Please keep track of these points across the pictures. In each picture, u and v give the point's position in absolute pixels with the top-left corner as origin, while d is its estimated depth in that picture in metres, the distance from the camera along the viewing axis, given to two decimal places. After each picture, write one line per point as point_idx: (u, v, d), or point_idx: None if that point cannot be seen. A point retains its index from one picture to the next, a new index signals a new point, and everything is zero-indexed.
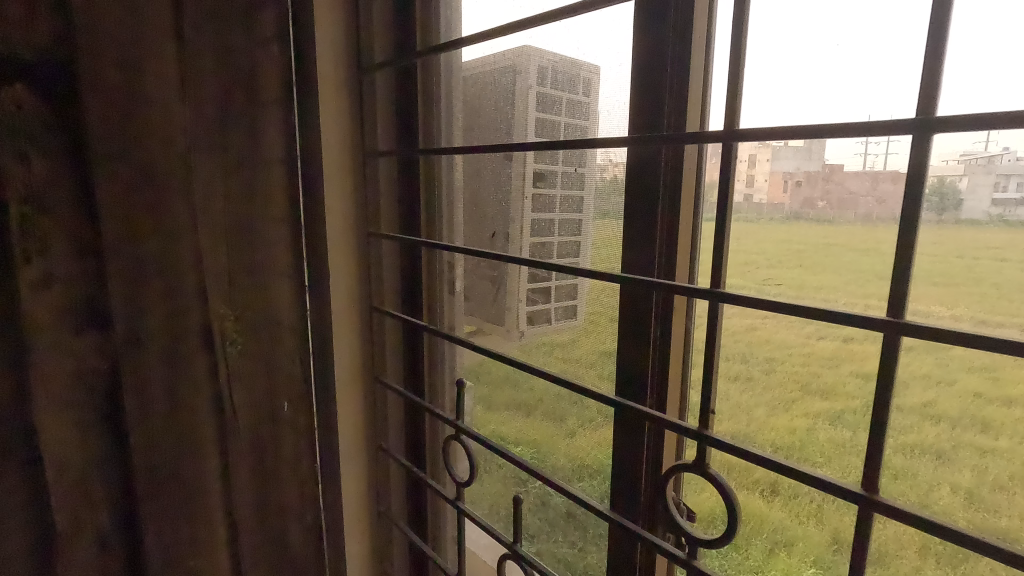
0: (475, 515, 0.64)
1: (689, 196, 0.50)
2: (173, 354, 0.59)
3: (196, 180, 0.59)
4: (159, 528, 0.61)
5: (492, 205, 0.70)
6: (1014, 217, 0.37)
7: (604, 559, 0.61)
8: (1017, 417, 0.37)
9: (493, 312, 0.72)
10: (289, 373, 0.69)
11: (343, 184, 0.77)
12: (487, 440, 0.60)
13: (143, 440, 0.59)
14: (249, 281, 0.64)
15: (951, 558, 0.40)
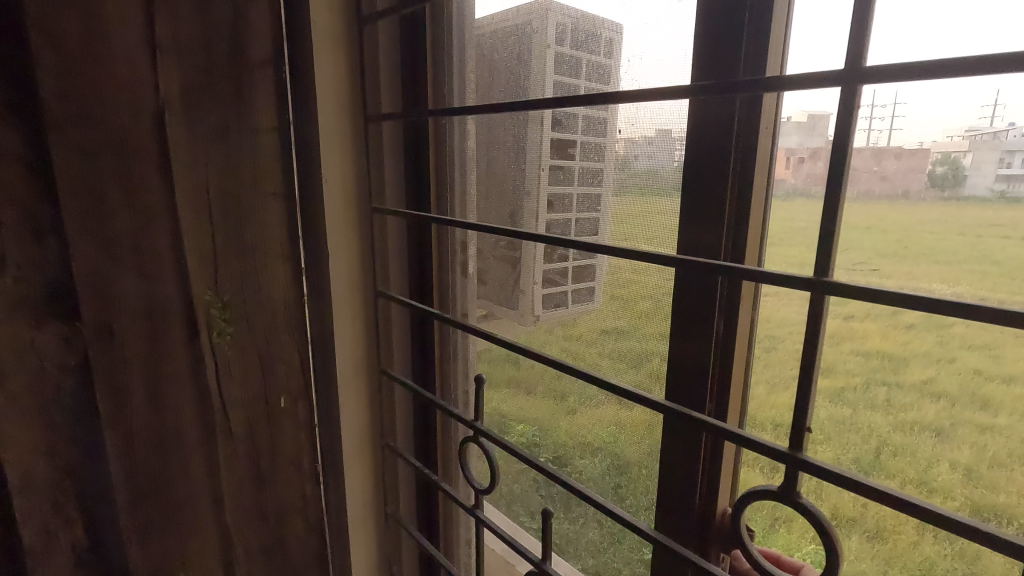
0: (493, 523, 0.67)
1: (762, 162, 0.46)
2: (156, 351, 0.57)
3: (177, 162, 0.56)
4: (157, 533, 0.61)
5: (510, 178, 0.71)
6: (1015, 193, 0.37)
7: (603, 535, 0.65)
8: (1016, 394, 0.37)
9: (504, 296, 0.75)
10: (289, 365, 0.69)
11: (343, 156, 0.76)
12: (510, 446, 0.61)
13: (125, 443, 0.57)
14: (239, 263, 0.62)
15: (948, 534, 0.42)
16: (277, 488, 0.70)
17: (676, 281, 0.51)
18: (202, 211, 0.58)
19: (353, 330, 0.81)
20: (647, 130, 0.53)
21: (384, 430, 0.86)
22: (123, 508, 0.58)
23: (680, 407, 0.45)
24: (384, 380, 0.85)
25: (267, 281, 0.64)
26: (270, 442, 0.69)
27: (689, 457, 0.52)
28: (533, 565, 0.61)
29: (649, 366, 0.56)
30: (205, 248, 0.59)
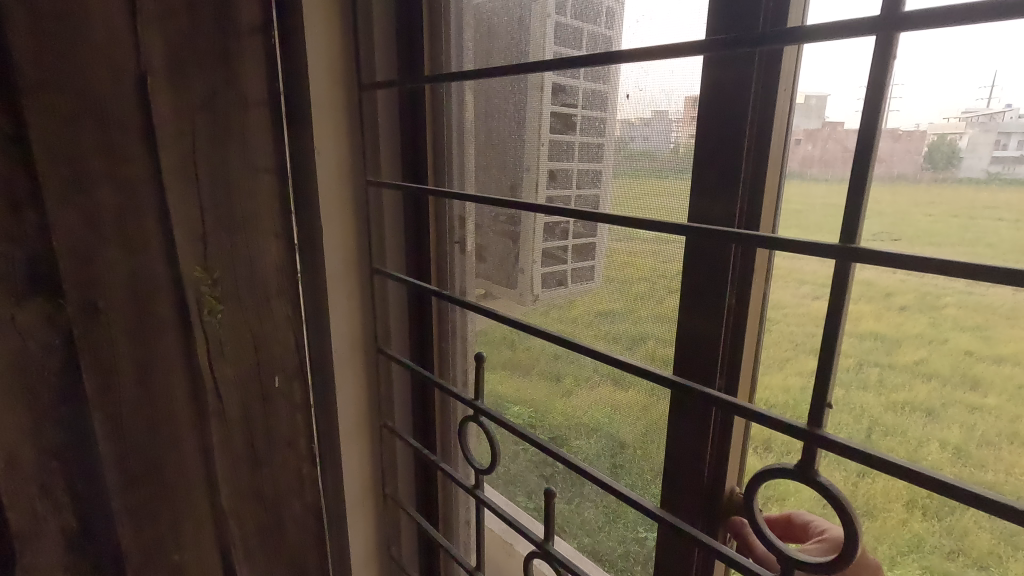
0: (495, 503, 0.68)
1: (779, 133, 0.45)
2: (144, 331, 0.57)
3: (162, 137, 0.55)
4: (149, 515, 0.61)
5: (510, 152, 0.70)
6: (1014, 175, 0.37)
7: (599, 513, 0.66)
8: (1006, 374, 0.38)
9: (503, 274, 0.74)
10: (283, 344, 0.69)
11: (338, 129, 0.76)
12: (509, 423, 0.62)
13: (114, 424, 0.57)
14: (228, 241, 0.62)
15: (937, 510, 0.42)
16: (273, 470, 0.71)
17: (687, 264, 0.49)
18: (189, 188, 0.58)
19: (349, 310, 0.81)
20: (644, 112, 0.53)
21: (382, 410, 0.86)
22: (113, 491, 0.58)
23: (687, 382, 0.45)
24: (381, 360, 0.85)
25: (259, 259, 0.64)
26: (263, 424, 0.69)
27: (696, 440, 0.52)
28: (537, 546, 0.62)
29: (664, 348, 0.54)
30: (193, 224, 0.59)
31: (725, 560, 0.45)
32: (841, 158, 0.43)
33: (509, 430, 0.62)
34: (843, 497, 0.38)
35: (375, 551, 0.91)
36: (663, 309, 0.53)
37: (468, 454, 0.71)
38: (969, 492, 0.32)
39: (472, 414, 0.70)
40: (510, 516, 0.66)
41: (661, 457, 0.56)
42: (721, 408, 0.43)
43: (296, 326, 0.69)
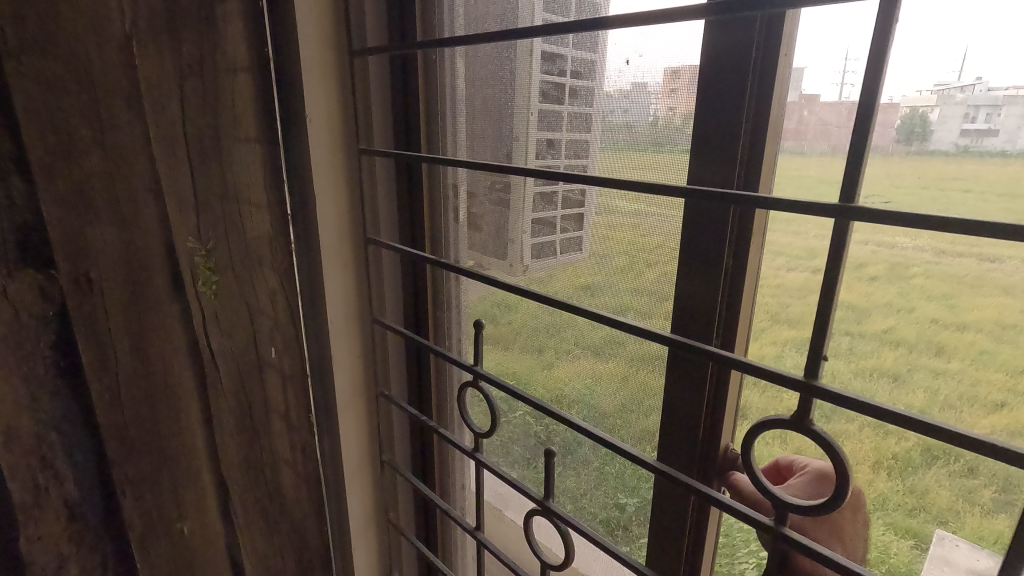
0: (494, 466, 0.69)
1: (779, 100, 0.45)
2: (138, 302, 0.59)
3: (149, 111, 0.56)
4: (149, 484, 0.63)
5: (496, 123, 0.70)
6: (978, 148, 0.38)
7: (582, 481, 0.69)
8: (968, 340, 0.40)
9: (495, 246, 0.74)
10: (273, 317, 0.71)
11: (330, 94, 0.74)
12: (505, 385, 0.63)
13: (111, 395, 0.59)
14: (216, 215, 0.63)
15: (901, 471, 0.44)
16: (266, 438, 0.74)
17: (681, 236, 0.51)
18: (179, 161, 0.59)
19: (344, 281, 0.81)
20: (623, 85, 0.55)
21: (378, 379, 0.87)
22: (113, 461, 0.60)
23: (685, 339, 0.47)
24: (377, 329, 0.85)
25: (247, 233, 0.66)
26: (256, 394, 0.71)
27: (689, 400, 0.53)
28: (537, 504, 0.64)
29: (652, 318, 0.56)
30: (183, 195, 0.60)
31: (719, 507, 0.47)
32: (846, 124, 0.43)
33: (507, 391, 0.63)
34: (840, 449, 0.40)
35: (374, 515, 0.93)
36: (645, 282, 0.55)
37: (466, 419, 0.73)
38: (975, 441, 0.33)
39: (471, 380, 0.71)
40: (508, 477, 0.68)
41: (646, 422, 0.58)
42: (717, 362, 0.44)
43: (285, 293, 0.71)
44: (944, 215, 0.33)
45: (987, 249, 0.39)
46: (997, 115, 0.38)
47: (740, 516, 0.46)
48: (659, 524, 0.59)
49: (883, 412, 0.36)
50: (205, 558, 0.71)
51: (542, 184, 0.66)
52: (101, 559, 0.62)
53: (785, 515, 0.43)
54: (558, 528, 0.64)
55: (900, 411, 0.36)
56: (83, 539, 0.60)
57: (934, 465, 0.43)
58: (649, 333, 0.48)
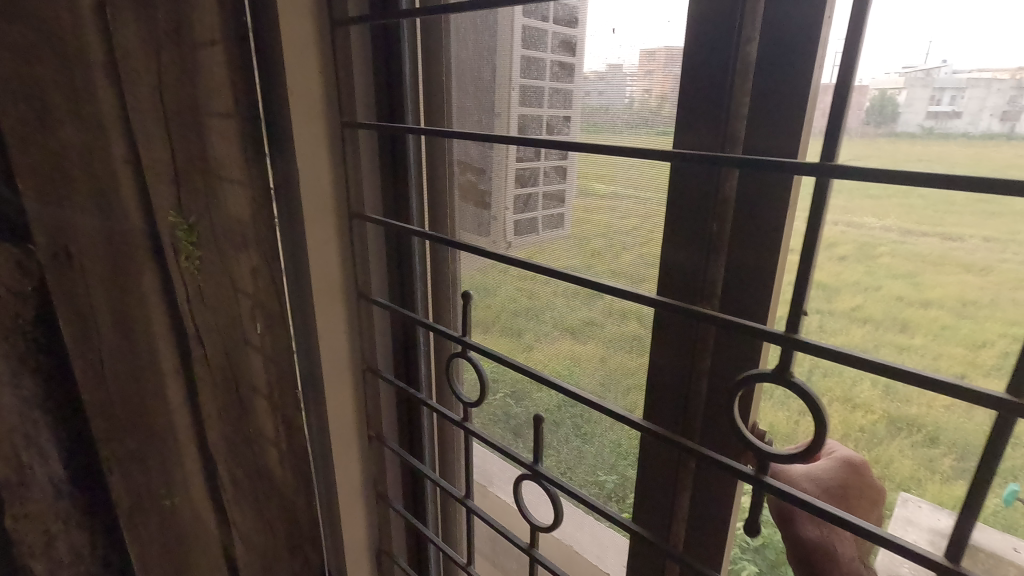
0: (484, 435, 0.68)
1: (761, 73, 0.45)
2: (119, 276, 0.59)
3: (129, 85, 0.56)
4: (137, 460, 0.64)
5: (476, 98, 0.70)
6: (943, 130, 0.39)
7: (566, 454, 0.70)
8: (932, 316, 0.41)
9: (478, 224, 0.75)
10: (253, 295, 0.71)
11: (313, 65, 0.72)
12: (492, 352, 0.62)
13: (95, 372, 0.59)
14: (193, 190, 0.63)
15: (867, 442, 0.47)
16: (249, 413, 0.75)
17: (665, 217, 0.52)
18: (155, 134, 0.59)
19: (329, 254, 0.79)
20: (599, 67, 0.56)
21: (365, 353, 0.85)
22: (99, 437, 0.61)
23: (675, 301, 0.47)
24: (362, 304, 0.83)
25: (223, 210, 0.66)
26: (242, 372, 0.72)
27: (673, 364, 0.55)
28: (527, 468, 0.64)
29: (628, 305, 0.57)
30: (161, 170, 0.60)
31: (709, 461, 0.48)
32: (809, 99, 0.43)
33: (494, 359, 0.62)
34: (813, 390, 0.41)
35: (361, 490, 0.92)
36: (621, 264, 0.57)
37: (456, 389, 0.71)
38: (966, 391, 0.35)
39: (459, 350, 0.69)
40: (497, 443, 0.67)
41: (624, 391, 0.60)
42: (702, 319, 0.45)
43: (265, 270, 0.71)
44: (916, 172, 0.35)
45: (950, 228, 0.40)
46: (960, 98, 0.39)
47: (723, 467, 0.47)
48: (648, 486, 0.60)
49: (859, 360, 0.38)
50: (194, 532, 0.72)
51: (523, 161, 0.66)
52: (90, 536, 0.63)
53: (768, 464, 0.44)
54: (549, 491, 0.64)
55: (871, 359, 0.37)
56: (70, 516, 0.60)
57: (899, 435, 0.45)
58: (642, 295, 0.49)
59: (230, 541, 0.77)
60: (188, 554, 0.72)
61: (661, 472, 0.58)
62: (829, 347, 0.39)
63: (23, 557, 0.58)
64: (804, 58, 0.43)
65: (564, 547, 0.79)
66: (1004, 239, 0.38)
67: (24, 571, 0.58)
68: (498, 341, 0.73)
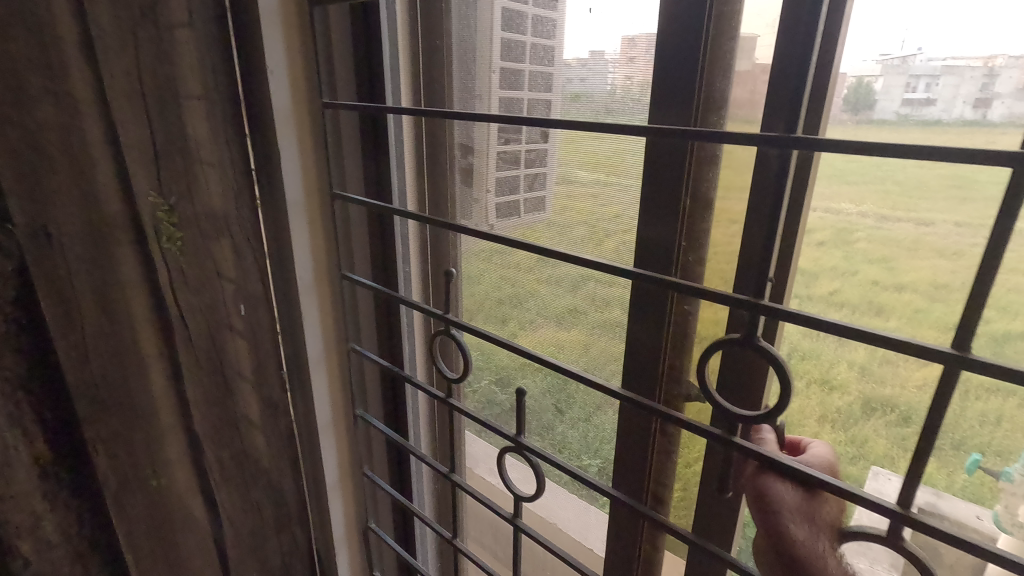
0: (469, 411, 0.69)
1: (726, 55, 0.47)
2: (100, 257, 0.59)
3: (108, 65, 0.56)
4: (122, 442, 0.65)
5: (463, 74, 0.68)
6: (920, 117, 0.40)
7: (550, 431, 0.71)
8: (905, 300, 0.43)
9: (461, 206, 0.74)
10: (233, 281, 0.71)
11: (290, 40, 0.68)
12: (476, 329, 0.63)
13: (79, 353, 0.60)
14: (172, 173, 0.62)
15: (844, 422, 0.48)
16: (234, 396, 0.75)
17: (641, 200, 0.54)
18: (133, 115, 0.58)
19: (314, 240, 0.77)
20: (581, 54, 0.56)
21: (349, 332, 0.83)
22: (84, 419, 0.62)
23: (649, 273, 0.48)
24: (346, 286, 0.81)
25: (202, 193, 0.65)
26: (226, 356, 0.72)
27: (651, 340, 0.56)
28: (510, 441, 0.65)
29: (611, 285, 0.58)
30: (142, 151, 0.60)
31: (680, 425, 0.49)
32: (783, 79, 0.43)
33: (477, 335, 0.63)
34: (776, 352, 0.42)
35: (350, 471, 0.92)
36: (603, 244, 0.58)
37: (440, 366, 0.71)
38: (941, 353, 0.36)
39: (441, 330, 0.69)
40: (481, 419, 0.68)
41: (602, 367, 0.62)
42: (676, 291, 0.47)
43: (247, 253, 0.71)
44: (882, 143, 0.36)
45: (923, 213, 0.41)
46: (935, 85, 0.39)
47: (694, 429, 0.48)
48: (627, 454, 0.62)
49: (826, 325, 0.39)
50: (181, 513, 0.73)
51: (506, 145, 0.66)
52: (78, 516, 0.64)
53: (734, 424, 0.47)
54: (532, 463, 0.65)
55: (827, 319, 0.39)
56: (56, 497, 0.62)
57: (872, 416, 0.46)
58: (616, 268, 0.50)
59: (218, 522, 0.77)
60: (176, 535, 0.73)
61: (641, 441, 0.60)
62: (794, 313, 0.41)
63: (10, 538, 0.59)
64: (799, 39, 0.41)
65: (547, 524, 0.80)
66: (976, 224, 0.39)
67: (11, 550, 0.59)
68: (485, 322, 0.73)
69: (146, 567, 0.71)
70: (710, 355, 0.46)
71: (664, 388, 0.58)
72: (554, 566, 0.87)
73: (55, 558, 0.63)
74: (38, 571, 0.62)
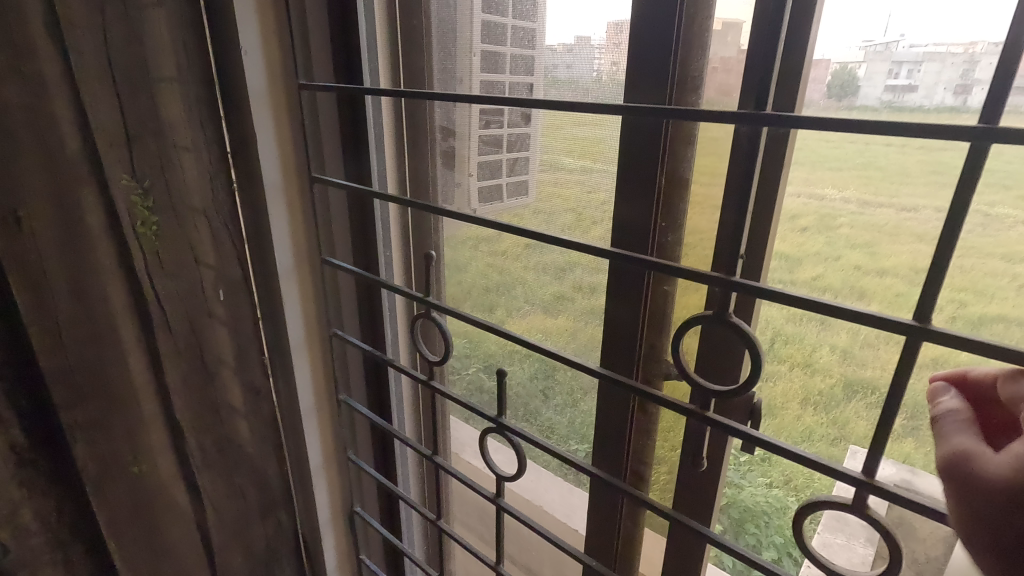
0: (452, 394, 0.69)
1: (700, 36, 0.47)
2: (72, 242, 0.58)
3: (77, 43, 0.54)
4: (101, 430, 0.64)
5: (442, 56, 0.67)
6: (901, 103, 0.40)
7: (535, 414, 0.71)
8: (886, 285, 0.44)
9: (442, 190, 0.73)
10: (212, 265, 0.70)
11: (265, 20, 0.66)
12: (458, 311, 0.63)
13: (54, 339, 0.59)
14: (146, 156, 0.61)
15: (826, 403, 0.49)
16: (216, 382, 0.74)
17: (617, 185, 0.54)
18: (103, 96, 0.56)
19: (293, 225, 0.76)
20: (567, 40, 0.55)
21: (331, 318, 0.83)
22: (60, 407, 0.61)
23: (625, 252, 0.48)
24: (327, 270, 0.80)
25: (178, 177, 0.64)
26: (206, 342, 0.72)
27: (633, 322, 0.56)
28: (490, 421, 0.65)
29: (597, 271, 0.58)
30: (113, 133, 0.58)
31: (657, 402, 0.50)
32: (755, 66, 0.43)
33: (458, 317, 0.63)
34: (746, 327, 0.43)
35: (332, 455, 0.92)
36: (586, 227, 0.58)
37: (421, 348, 0.70)
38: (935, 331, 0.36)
39: (423, 312, 0.69)
40: (461, 400, 0.68)
41: (584, 348, 0.62)
42: (651, 268, 0.47)
43: (224, 238, 0.70)
44: (858, 121, 0.36)
45: (906, 200, 0.42)
46: (917, 71, 0.40)
47: (669, 404, 0.49)
48: (608, 433, 0.63)
49: (800, 300, 0.39)
50: (164, 500, 0.72)
51: (487, 128, 0.65)
52: (56, 504, 0.63)
53: (706, 399, 0.47)
54: (512, 442, 0.66)
55: (803, 294, 0.39)
56: (34, 485, 0.61)
57: (854, 398, 0.48)
58: (591, 247, 0.50)
59: (202, 508, 0.77)
60: (158, 521, 0.73)
61: (623, 421, 0.61)
62: (763, 287, 0.41)
63: None
64: (760, 23, 0.43)
65: (533, 505, 0.80)
66: None
67: None
68: (473, 306, 0.73)
69: (128, 553, 0.71)
70: (683, 332, 0.46)
71: (643, 369, 0.59)
72: (540, 547, 0.88)
73: (34, 545, 0.63)
74: (16, 558, 0.62)
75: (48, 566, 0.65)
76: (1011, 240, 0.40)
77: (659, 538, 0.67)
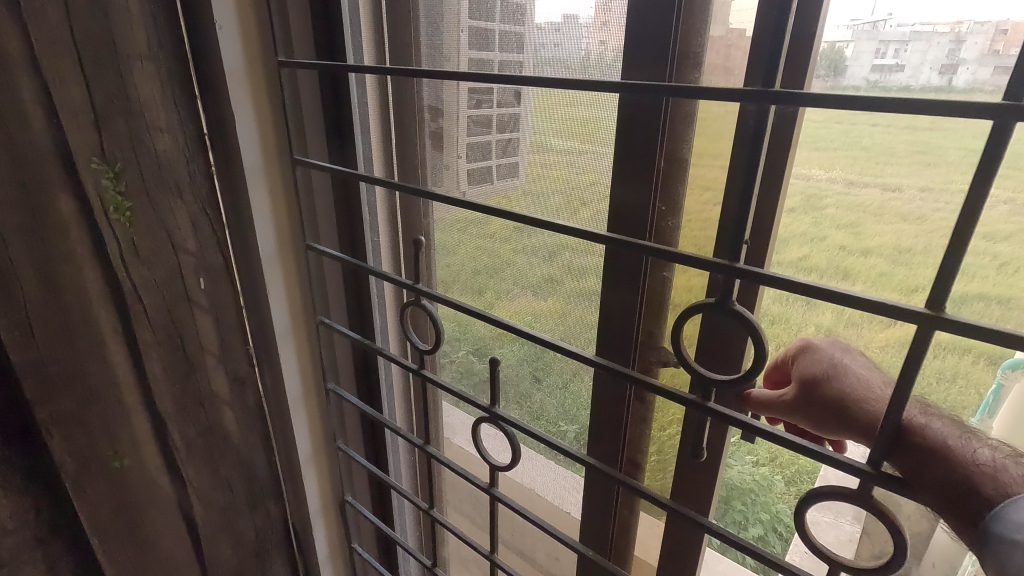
0: (444, 383, 0.69)
1: (693, 11, 0.47)
2: (37, 227, 0.56)
3: (42, 25, 0.52)
4: (79, 423, 0.63)
5: (427, 33, 0.66)
6: (887, 83, 0.40)
7: (528, 401, 0.71)
8: (870, 265, 0.45)
9: (428, 171, 0.73)
10: (190, 253, 0.68)
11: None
12: (449, 299, 0.62)
13: (24, 333, 0.57)
14: (117, 142, 0.59)
15: None
16: (198, 372, 0.73)
17: (616, 168, 0.53)
18: (70, 77, 0.55)
19: (274, 208, 0.74)
20: (555, 17, 0.55)
21: (316, 305, 0.82)
22: (34, 402, 0.60)
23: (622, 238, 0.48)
24: (311, 256, 0.79)
25: (150, 163, 0.62)
26: (187, 331, 0.70)
27: (627, 306, 0.57)
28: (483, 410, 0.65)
29: (587, 254, 0.58)
30: (80, 115, 0.56)
31: (657, 392, 0.50)
32: (763, 44, 0.44)
33: (450, 306, 0.62)
34: (750, 316, 0.43)
35: (321, 442, 0.91)
36: (575, 209, 0.58)
37: (410, 337, 0.70)
38: (965, 323, 0.35)
39: (411, 300, 0.68)
40: (454, 389, 0.68)
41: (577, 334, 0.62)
42: (650, 255, 0.47)
43: (202, 227, 0.69)
44: (845, 101, 0.36)
45: (890, 178, 0.42)
46: (904, 51, 0.40)
47: (670, 395, 0.49)
48: (602, 418, 0.63)
49: (804, 287, 0.39)
50: (147, 494, 0.71)
51: (477, 107, 0.64)
52: (34, 501, 0.62)
53: (710, 390, 0.47)
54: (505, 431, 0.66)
55: (812, 282, 0.39)
56: (9, 482, 0.60)
57: None
58: (590, 233, 0.49)
59: (186, 500, 0.76)
60: (142, 515, 0.72)
61: (615, 406, 0.62)
62: (768, 275, 0.41)
63: None
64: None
65: (524, 489, 0.81)
66: (939, 188, 0.41)
67: None
68: (461, 292, 0.72)
69: (111, 548, 0.70)
70: (687, 321, 0.46)
71: (639, 355, 0.59)
72: (531, 530, 0.89)
73: (12, 544, 0.62)
74: None
75: (28, 564, 0.64)
76: (992, 220, 0.41)
77: (655, 522, 0.69)
